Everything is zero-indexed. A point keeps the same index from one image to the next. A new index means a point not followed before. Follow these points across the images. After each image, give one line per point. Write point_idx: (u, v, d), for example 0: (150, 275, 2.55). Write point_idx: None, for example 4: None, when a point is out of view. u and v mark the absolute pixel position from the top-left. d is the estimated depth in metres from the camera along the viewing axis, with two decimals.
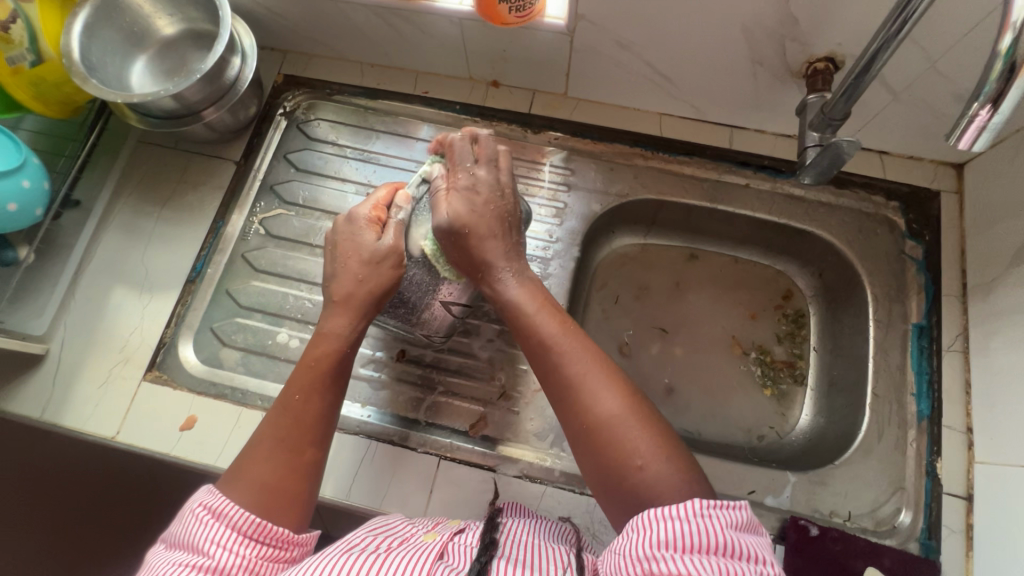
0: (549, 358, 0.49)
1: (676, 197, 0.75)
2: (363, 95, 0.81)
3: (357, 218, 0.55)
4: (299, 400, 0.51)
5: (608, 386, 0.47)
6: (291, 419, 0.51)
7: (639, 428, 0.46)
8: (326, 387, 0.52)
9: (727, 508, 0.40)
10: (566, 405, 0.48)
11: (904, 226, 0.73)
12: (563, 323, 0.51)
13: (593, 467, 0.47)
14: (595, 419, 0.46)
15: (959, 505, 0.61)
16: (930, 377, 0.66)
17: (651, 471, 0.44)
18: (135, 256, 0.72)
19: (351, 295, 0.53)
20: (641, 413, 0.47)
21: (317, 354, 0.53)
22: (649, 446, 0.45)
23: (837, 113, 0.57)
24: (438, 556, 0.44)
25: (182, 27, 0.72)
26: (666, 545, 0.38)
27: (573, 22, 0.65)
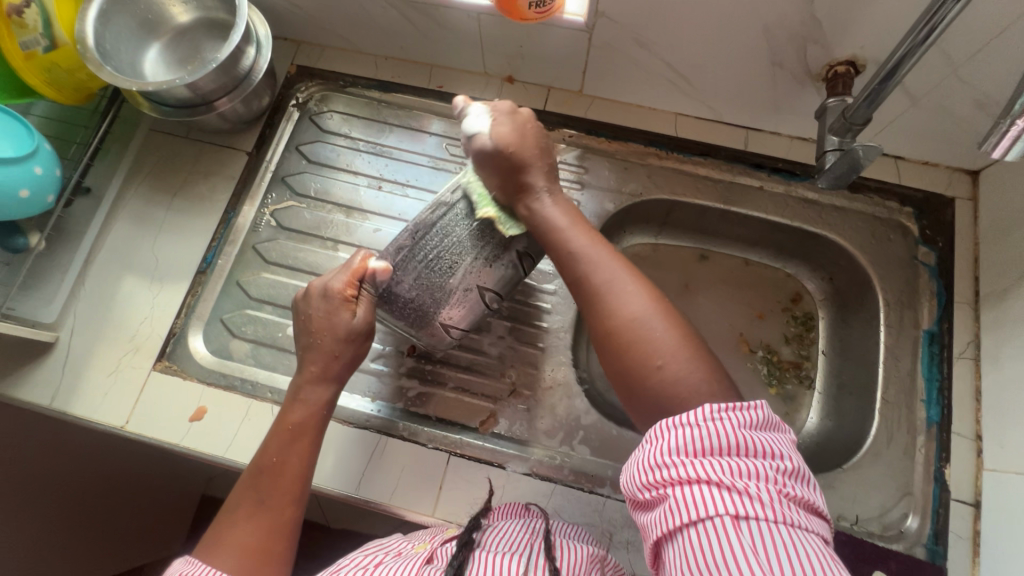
0: (576, 267, 0.52)
1: (690, 198, 0.75)
2: (376, 88, 0.80)
3: (332, 292, 0.55)
4: (277, 462, 0.52)
5: (633, 287, 0.49)
6: (268, 481, 0.52)
7: (662, 326, 0.47)
8: (301, 447, 0.54)
9: (739, 409, 0.40)
10: (591, 310, 0.50)
11: (917, 232, 0.72)
12: (592, 238, 0.54)
13: (614, 366, 0.48)
14: (619, 320, 0.48)
15: (967, 512, 0.61)
16: (940, 384, 0.66)
17: (670, 368, 0.45)
18: (145, 245, 0.72)
19: (328, 370, 0.56)
20: (664, 315, 0.48)
21: (295, 418, 0.54)
22: (670, 345, 0.46)
23: (858, 118, 0.56)
24: (426, 561, 0.46)
25: (197, 14, 0.71)
26: (678, 452, 0.39)
27: (593, 19, 0.64)
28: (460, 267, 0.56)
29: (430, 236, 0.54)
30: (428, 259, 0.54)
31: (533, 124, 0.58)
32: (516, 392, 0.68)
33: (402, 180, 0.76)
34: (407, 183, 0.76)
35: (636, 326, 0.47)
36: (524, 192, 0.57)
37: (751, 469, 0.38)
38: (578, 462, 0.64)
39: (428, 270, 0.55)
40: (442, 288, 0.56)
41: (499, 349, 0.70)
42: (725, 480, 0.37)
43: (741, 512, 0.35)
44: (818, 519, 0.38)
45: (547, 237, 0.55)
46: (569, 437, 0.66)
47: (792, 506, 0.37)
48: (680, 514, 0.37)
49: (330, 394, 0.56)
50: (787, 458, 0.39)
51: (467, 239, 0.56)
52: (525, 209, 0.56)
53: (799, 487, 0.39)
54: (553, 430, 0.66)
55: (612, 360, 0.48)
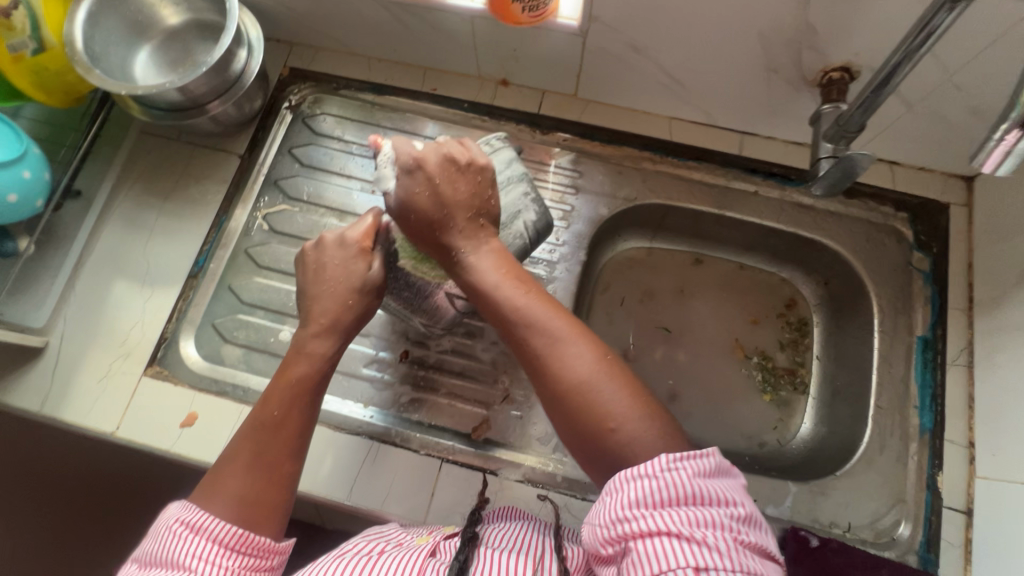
0: (515, 329, 0.48)
1: (684, 202, 0.74)
2: (370, 91, 0.80)
3: (347, 243, 0.55)
4: (279, 416, 0.51)
5: (576, 349, 0.46)
6: (269, 433, 0.50)
7: (612, 388, 0.45)
8: (303, 401, 0.52)
9: (693, 457, 0.40)
10: (535, 374, 0.47)
11: (911, 238, 0.72)
12: (528, 288, 0.50)
13: (568, 432, 0.46)
14: (565, 386, 0.45)
15: (959, 519, 0.61)
16: (933, 391, 0.66)
17: (626, 433, 0.43)
18: (136, 249, 0.71)
19: (337, 321, 0.54)
20: (612, 374, 0.45)
21: (297, 371, 0.53)
22: (623, 407, 0.44)
23: (852, 125, 0.56)
24: (430, 554, 0.46)
25: (188, 16, 0.70)
26: (637, 504, 0.39)
27: (586, 23, 0.64)
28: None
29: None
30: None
31: (442, 173, 0.52)
32: (509, 398, 0.68)
33: None
34: None
35: (583, 395, 0.45)
36: (451, 252, 0.52)
37: (708, 517, 0.38)
38: (570, 469, 0.64)
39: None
40: None
41: (492, 354, 0.70)
42: (683, 530, 0.37)
43: (700, 563, 0.35)
44: (772, 563, 0.39)
45: (483, 297, 0.50)
46: (562, 443, 0.66)
47: (748, 553, 0.37)
48: (641, 568, 0.36)
49: (335, 349, 0.54)
50: (740, 504, 0.40)
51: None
52: (457, 269, 0.52)
53: (753, 532, 0.39)
54: (546, 437, 0.66)
55: (566, 429, 0.46)
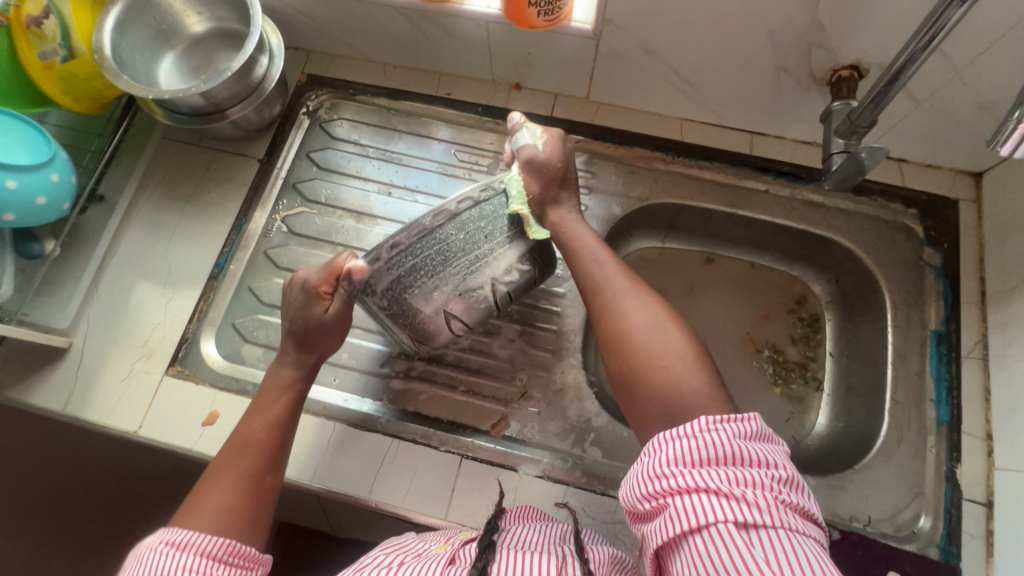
0: (593, 277, 0.56)
1: (696, 202, 0.76)
2: (386, 96, 0.81)
3: (309, 286, 0.55)
4: (259, 428, 0.54)
5: (645, 298, 0.53)
6: (243, 450, 0.52)
7: (673, 335, 0.50)
8: (281, 415, 0.55)
9: (733, 420, 0.42)
10: (601, 316, 0.53)
11: (922, 234, 0.73)
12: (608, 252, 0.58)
13: (620, 369, 0.50)
14: (629, 325, 0.51)
15: (980, 512, 0.61)
16: (949, 383, 0.67)
17: (676, 370, 0.47)
18: (158, 252, 0.72)
19: (301, 358, 0.58)
20: (674, 326, 0.50)
21: (275, 389, 0.57)
22: (679, 353, 0.48)
23: (863, 120, 0.56)
24: (449, 562, 0.46)
25: (211, 24, 0.72)
26: (676, 463, 0.40)
27: (600, 27, 0.65)
28: (440, 290, 0.55)
29: (443, 234, 0.51)
30: (425, 260, 0.51)
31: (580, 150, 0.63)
32: (527, 395, 0.68)
33: (411, 186, 0.77)
34: (416, 188, 0.77)
35: (643, 333, 0.50)
36: (553, 202, 0.60)
37: (746, 477, 0.38)
38: (590, 465, 0.64)
39: (417, 276, 0.52)
40: (411, 310, 0.55)
41: (509, 351, 0.70)
42: (723, 487, 0.38)
43: (741, 518, 0.36)
44: (814, 526, 0.39)
45: (566, 248, 0.59)
46: (581, 439, 0.66)
47: (789, 512, 0.38)
48: (681, 521, 0.37)
49: (312, 364, 0.58)
50: (780, 467, 0.40)
51: (468, 244, 0.53)
52: (553, 218, 0.60)
53: (795, 494, 0.40)
54: (564, 432, 0.66)
55: (616, 362, 0.50)
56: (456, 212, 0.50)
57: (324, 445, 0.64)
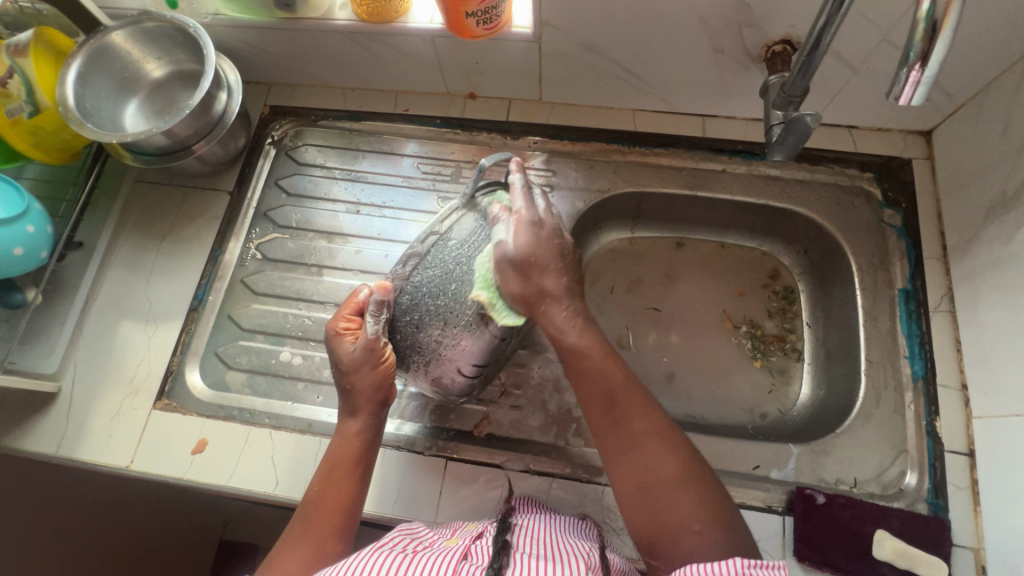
0: (616, 418, 0.53)
1: (656, 188, 0.77)
2: (346, 119, 0.84)
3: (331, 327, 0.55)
4: (319, 490, 0.53)
5: (667, 450, 0.51)
6: (309, 512, 0.51)
7: (694, 495, 0.49)
8: (338, 477, 0.53)
9: (765, 567, 0.40)
10: (625, 463, 0.52)
11: (880, 196, 0.75)
12: (625, 384, 0.54)
13: (643, 524, 0.50)
14: (655, 479, 0.50)
15: (962, 462, 0.61)
16: (921, 339, 0.67)
17: (702, 537, 0.47)
18: (139, 291, 0.75)
19: (359, 407, 0.55)
20: (697, 480, 0.50)
21: (335, 451, 0.54)
22: (703, 513, 0.48)
23: (796, 90, 0.58)
24: (463, 557, 0.45)
25: (170, 68, 0.75)
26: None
27: (539, 29, 0.67)
28: (451, 322, 0.51)
29: (442, 249, 0.51)
30: (432, 282, 0.51)
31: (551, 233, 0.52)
32: (506, 393, 0.69)
33: (379, 202, 0.79)
34: (384, 204, 0.79)
35: (666, 491, 0.49)
36: (539, 300, 0.52)
37: None
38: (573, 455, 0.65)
39: (425, 305, 0.51)
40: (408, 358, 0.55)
41: None
42: None
43: None
44: None
45: (581, 382, 0.55)
46: (564, 431, 0.67)
47: None
48: None
49: (373, 431, 0.55)
50: None
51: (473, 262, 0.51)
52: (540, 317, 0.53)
53: None
54: (547, 426, 0.67)
55: (642, 514, 0.50)
56: (445, 230, 0.51)
57: (311, 461, 0.65)
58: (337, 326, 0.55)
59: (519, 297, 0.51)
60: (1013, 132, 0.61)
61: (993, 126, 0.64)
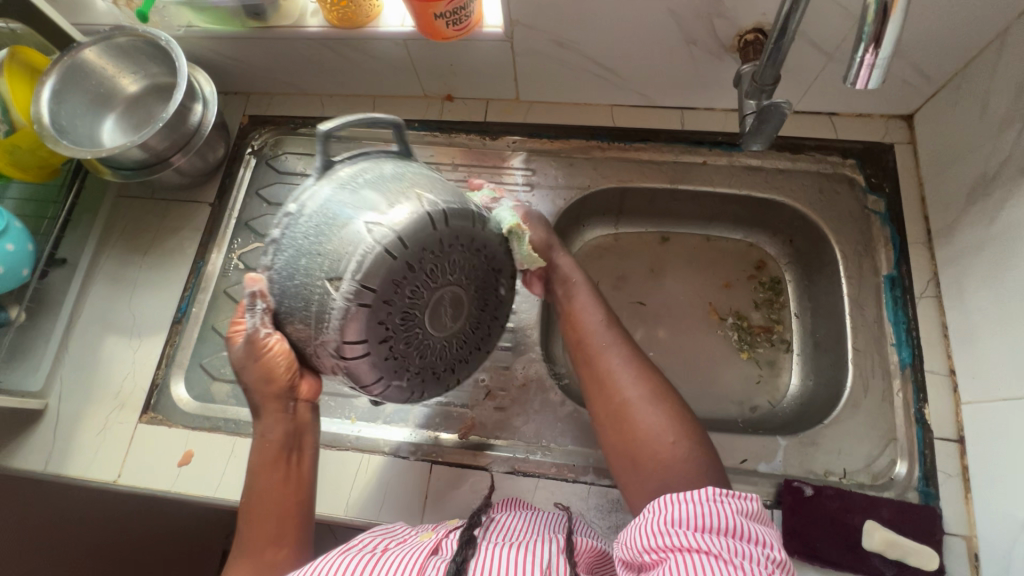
0: (595, 343, 0.56)
1: (637, 182, 0.77)
2: (326, 125, 0.84)
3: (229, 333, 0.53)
4: (249, 502, 0.51)
5: (641, 374, 0.54)
6: (248, 519, 0.51)
7: (666, 414, 0.51)
8: (263, 485, 0.51)
9: (736, 496, 0.42)
10: (602, 385, 0.54)
11: (863, 182, 0.74)
12: (606, 316, 0.58)
13: (617, 439, 0.52)
14: (628, 398, 0.52)
15: (952, 449, 0.61)
16: (908, 326, 0.66)
17: (674, 450, 0.49)
18: (123, 305, 0.75)
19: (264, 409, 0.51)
20: (671, 401, 0.52)
21: (253, 460, 0.52)
22: (675, 429, 0.50)
23: (767, 79, 0.57)
24: (432, 552, 0.45)
25: (146, 82, 0.76)
26: (680, 523, 0.41)
27: (510, 28, 0.67)
28: (313, 301, 0.45)
29: (293, 229, 0.46)
30: (288, 264, 0.45)
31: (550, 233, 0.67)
32: (491, 394, 0.68)
33: None
34: None
35: (640, 408, 0.51)
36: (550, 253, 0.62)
37: (745, 551, 0.39)
38: (559, 455, 0.65)
39: (286, 288, 0.46)
40: (308, 338, 0.47)
41: None
42: (724, 553, 0.38)
43: None
44: None
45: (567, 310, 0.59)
46: (549, 430, 0.66)
47: None
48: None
49: (285, 428, 0.52)
50: (779, 551, 0.41)
51: (321, 231, 0.45)
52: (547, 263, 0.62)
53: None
54: (532, 426, 0.67)
55: (617, 430, 0.52)
56: (296, 207, 0.46)
57: None
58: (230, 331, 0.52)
59: (535, 247, 0.62)
60: (992, 112, 0.60)
61: (972, 107, 0.63)
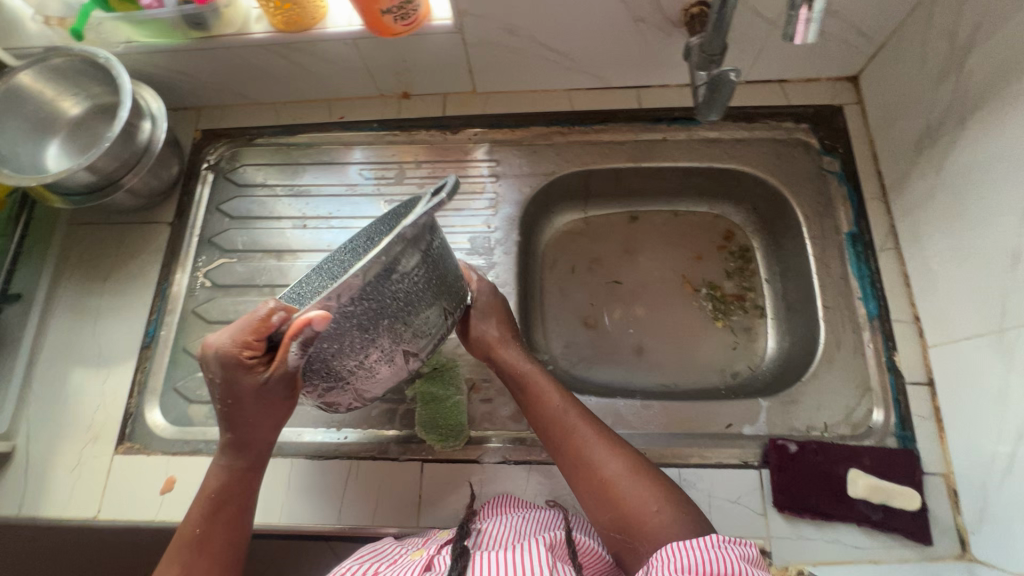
0: (564, 428, 0.56)
1: (600, 164, 0.77)
2: (283, 133, 0.82)
3: (228, 353, 0.44)
4: (201, 532, 0.50)
5: (611, 451, 0.54)
6: (193, 553, 0.49)
7: (647, 483, 0.52)
8: (225, 514, 0.51)
9: (737, 542, 0.45)
10: (580, 470, 0.54)
11: (817, 144, 0.76)
12: (565, 396, 0.59)
13: (609, 520, 0.52)
14: (608, 477, 0.53)
15: (924, 392, 0.63)
16: (872, 278, 0.69)
17: (666, 516, 0.50)
18: (86, 336, 0.72)
19: (245, 441, 0.51)
20: (647, 471, 0.53)
21: (213, 486, 0.52)
22: (659, 496, 0.51)
23: (715, 49, 0.58)
24: (425, 569, 0.46)
25: (88, 103, 0.73)
26: (685, 570, 0.42)
27: (458, 19, 0.67)
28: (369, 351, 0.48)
29: (384, 284, 0.44)
30: (363, 314, 0.45)
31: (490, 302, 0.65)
32: (475, 387, 0.68)
33: (325, 214, 0.78)
34: (330, 215, 0.78)
35: (622, 485, 0.52)
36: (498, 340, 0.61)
37: None
38: None
39: (349, 336, 0.46)
40: (339, 371, 0.49)
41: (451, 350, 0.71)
42: None
43: None
44: None
45: (528, 397, 0.59)
46: None
47: None
48: None
49: (256, 457, 0.53)
50: None
51: (408, 301, 0.48)
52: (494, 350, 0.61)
53: None
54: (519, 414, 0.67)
55: (608, 513, 0.52)
56: (390, 265, 0.44)
57: (287, 482, 0.64)
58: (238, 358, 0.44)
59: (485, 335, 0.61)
60: (929, 66, 0.62)
61: (911, 61, 0.65)
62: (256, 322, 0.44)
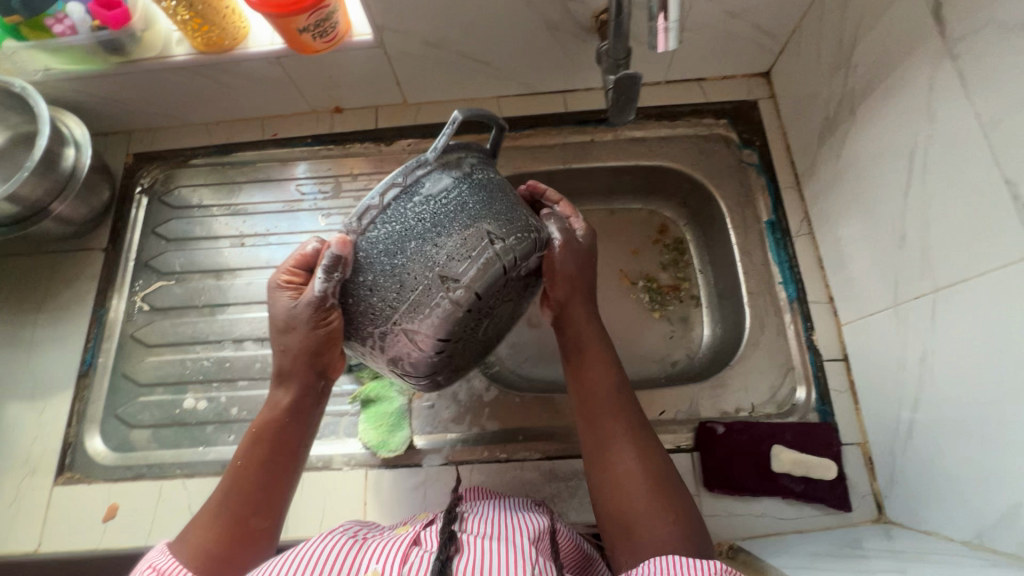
0: (603, 412, 0.54)
1: (533, 168, 0.79)
2: (216, 153, 0.83)
3: (275, 282, 0.53)
4: (242, 463, 0.50)
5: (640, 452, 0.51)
6: (232, 481, 0.50)
7: (667, 493, 0.49)
8: (264, 447, 0.51)
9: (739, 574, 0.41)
10: (607, 455, 0.52)
11: (737, 138, 0.79)
12: (619, 384, 0.56)
13: (614, 511, 0.49)
14: (628, 474, 0.50)
15: (840, 367, 0.66)
16: (790, 263, 0.72)
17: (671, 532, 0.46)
18: (20, 368, 0.71)
19: (290, 368, 0.52)
20: (663, 481, 0.50)
21: (261, 419, 0.52)
22: (671, 509, 0.48)
23: (619, 53, 0.61)
24: (412, 543, 0.43)
25: (8, 133, 0.72)
26: None
27: (378, 34, 0.69)
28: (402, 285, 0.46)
29: (405, 203, 0.45)
30: (387, 238, 0.45)
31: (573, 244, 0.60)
32: (418, 393, 0.70)
33: (262, 231, 0.78)
34: (268, 232, 0.78)
35: (643, 485, 0.49)
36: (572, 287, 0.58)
37: None
38: (487, 435, 0.67)
39: (377, 266, 0.46)
40: (378, 313, 0.47)
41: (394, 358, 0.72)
42: None
43: None
44: None
45: (583, 372, 0.56)
46: (477, 417, 0.68)
47: None
48: None
49: (297, 391, 0.52)
50: None
51: (436, 226, 0.46)
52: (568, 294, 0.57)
53: None
54: (461, 416, 0.68)
55: (617, 508, 0.49)
56: (412, 183, 0.45)
57: None
58: (279, 280, 0.52)
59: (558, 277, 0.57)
60: (824, 60, 0.66)
61: (810, 56, 0.69)
62: (300, 253, 0.53)
